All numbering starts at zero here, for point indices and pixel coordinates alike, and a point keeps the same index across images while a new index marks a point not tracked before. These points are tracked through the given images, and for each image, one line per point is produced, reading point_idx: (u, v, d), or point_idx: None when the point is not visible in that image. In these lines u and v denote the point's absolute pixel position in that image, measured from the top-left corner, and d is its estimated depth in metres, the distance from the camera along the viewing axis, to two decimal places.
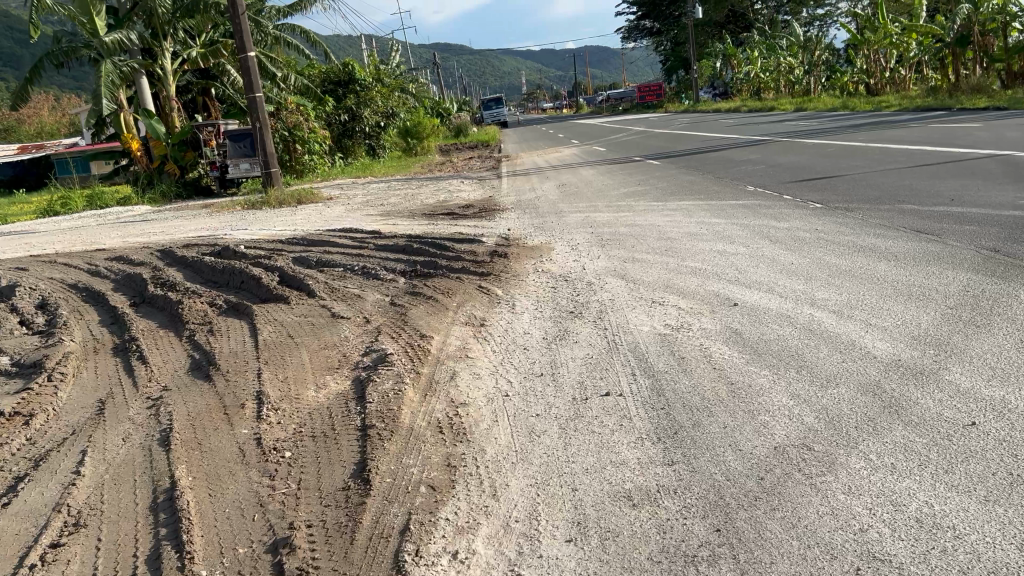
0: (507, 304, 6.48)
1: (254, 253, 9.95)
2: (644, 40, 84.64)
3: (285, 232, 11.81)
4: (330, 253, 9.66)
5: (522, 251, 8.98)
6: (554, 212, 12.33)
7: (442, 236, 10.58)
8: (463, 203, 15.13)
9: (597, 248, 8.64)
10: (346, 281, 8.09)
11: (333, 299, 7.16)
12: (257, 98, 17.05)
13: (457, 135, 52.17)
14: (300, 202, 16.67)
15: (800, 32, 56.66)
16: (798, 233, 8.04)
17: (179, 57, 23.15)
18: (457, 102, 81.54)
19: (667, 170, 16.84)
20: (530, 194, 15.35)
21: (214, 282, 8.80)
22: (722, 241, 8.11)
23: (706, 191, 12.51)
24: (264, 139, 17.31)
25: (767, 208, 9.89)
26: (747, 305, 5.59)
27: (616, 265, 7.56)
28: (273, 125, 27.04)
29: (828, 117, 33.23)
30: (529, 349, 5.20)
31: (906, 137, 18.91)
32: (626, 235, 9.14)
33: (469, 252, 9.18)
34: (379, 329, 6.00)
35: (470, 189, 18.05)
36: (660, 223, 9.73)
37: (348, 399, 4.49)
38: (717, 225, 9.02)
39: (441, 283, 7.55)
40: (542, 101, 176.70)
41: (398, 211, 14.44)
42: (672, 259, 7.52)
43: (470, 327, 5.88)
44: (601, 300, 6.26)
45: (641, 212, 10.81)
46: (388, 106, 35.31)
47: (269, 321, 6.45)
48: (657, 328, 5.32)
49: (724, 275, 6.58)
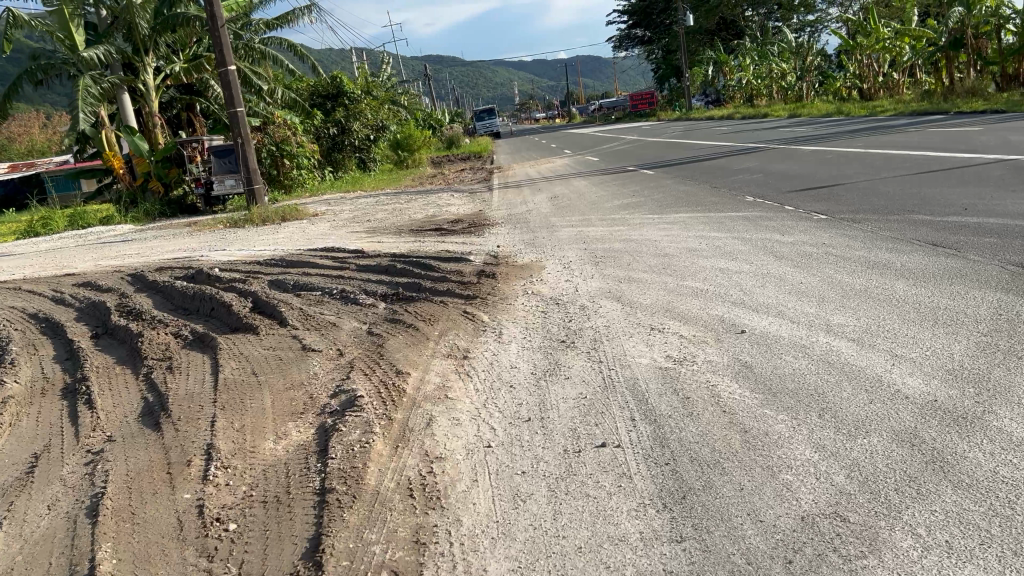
0: (493, 332, 5.95)
1: (228, 277, 9.42)
2: (635, 49, 84.48)
3: (264, 252, 11.28)
4: (308, 276, 9.12)
5: (512, 270, 8.46)
6: (546, 226, 11.83)
7: (428, 254, 10.06)
8: (452, 217, 14.63)
9: (591, 265, 8.13)
10: (323, 307, 7.57)
11: (307, 329, 6.63)
12: (238, 113, 16.55)
13: (450, 146, 51.74)
14: (284, 220, 16.14)
15: (791, 38, 56.39)
16: (805, 248, 7.52)
17: (162, 72, 22.65)
18: (450, 114, 81.12)
19: (662, 180, 16.35)
20: (522, 208, 14.85)
21: (183, 309, 8.27)
22: (724, 258, 7.60)
23: (703, 202, 12.03)
24: (247, 155, 16.78)
25: (769, 220, 9.39)
26: (755, 333, 5.06)
27: (611, 286, 7.05)
28: (259, 141, 26.57)
29: (822, 123, 32.85)
30: (515, 387, 4.66)
31: (906, 143, 18.47)
32: (621, 251, 8.63)
33: (455, 272, 8.66)
34: (352, 364, 5.46)
35: (461, 202, 17.56)
36: (656, 237, 9.22)
37: (308, 453, 3.96)
38: (717, 240, 8.53)
39: (424, 308, 7.02)
40: (535, 111, 176.59)
41: (385, 227, 13.92)
42: (671, 278, 7.00)
43: (453, 360, 5.35)
44: (595, 327, 5.73)
45: (637, 226, 10.32)
46: (378, 119, 34.86)
47: (234, 356, 5.91)
48: (657, 360, 4.78)
49: (727, 297, 6.06)
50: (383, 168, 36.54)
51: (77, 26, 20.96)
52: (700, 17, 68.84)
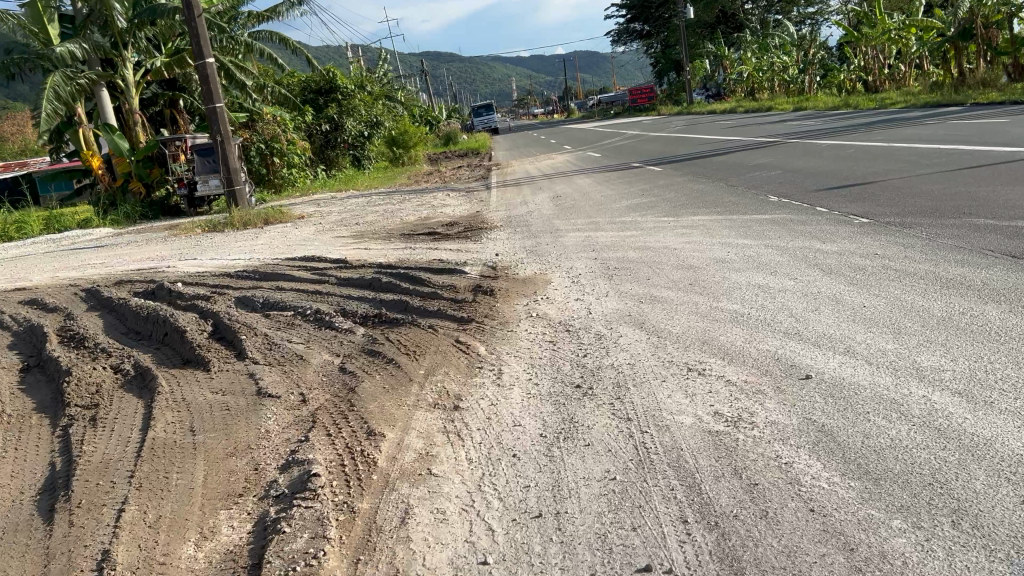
0: (493, 370, 4.85)
1: (192, 293, 8.32)
2: (634, 44, 83.30)
3: (238, 262, 10.18)
4: (282, 292, 8.02)
5: (513, 284, 7.35)
6: (549, 230, 10.72)
7: (419, 264, 8.96)
8: (447, 220, 13.53)
9: (604, 279, 7.03)
10: (293, 332, 6.47)
11: (269, 364, 5.52)
12: (217, 109, 15.42)
13: (447, 143, 50.62)
14: (267, 223, 15.03)
15: (794, 30, 55.18)
16: (855, 260, 6.42)
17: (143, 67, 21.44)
18: (447, 110, 79.93)
19: (671, 178, 15.23)
20: (523, 209, 13.75)
21: (135, 334, 7.17)
22: (759, 271, 6.51)
23: (722, 202, 10.95)
24: (226, 151, 15.63)
25: (804, 225, 8.29)
26: (824, 380, 3.96)
27: (630, 307, 5.96)
28: (248, 139, 25.53)
29: (832, 116, 31.65)
30: (520, 458, 3.57)
31: (929, 135, 17.35)
32: (637, 262, 7.54)
33: (448, 287, 7.55)
34: (314, 418, 4.35)
35: (457, 203, 16.45)
36: (676, 245, 8.13)
37: (237, 571, 2.87)
38: (748, 249, 7.46)
39: (410, 334, 5.91)
40: (533, 107, 175.23)
41: (374, 232, 12.81)
42: (702, 297, 5.90)
43: (441, 413, 4.24)
44: (618, 366, 4.62)
45: (653, 231, 9.23)
46: (372, 115, 33.78)
47: (173, 406, 4.80)
48: (702, 420, 3.69)
49: (775, 326, 4.96)
50: (378, 166, 35.40)
51: (51, 20, 19.88)
52: (700, 10, 67.62)
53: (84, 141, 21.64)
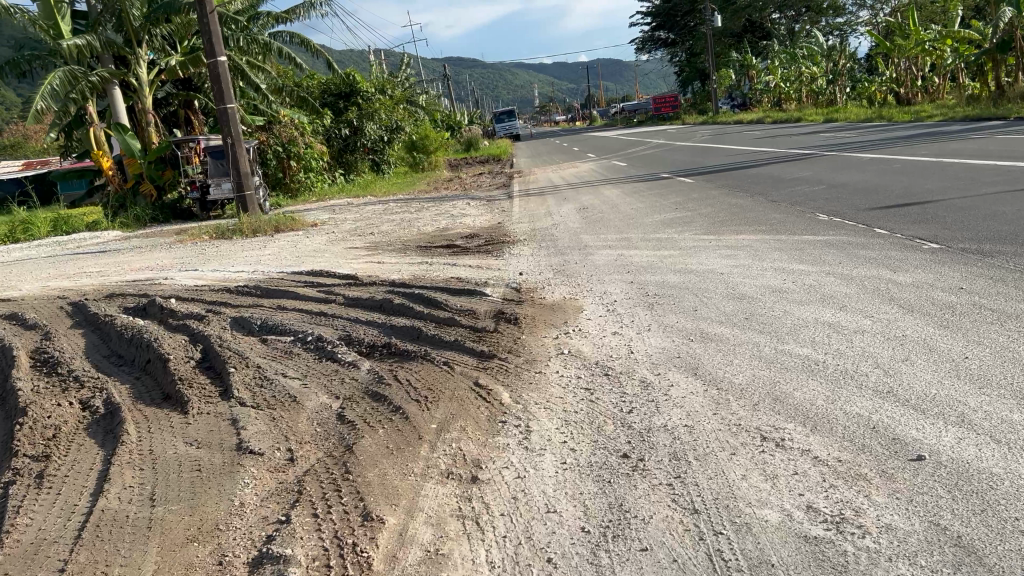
0: (520, 427, 4.03)
1: (185, 311, 7.56)
2: (659, 52, 82.47)
3: (240, 275, 9.42)
4: (284, 314, 7.26)
5: (540, 311, 6.53)
6: (577, 247, 9.90)
7: (437, 283, 8.18)
8: (467, 232, 12.74)
9: (644, 309, 6.20)
10: (289, 364, 5.69)
11: (255, 408, 4.72)
12: (229, 110, 14.73)
13: (468, 149, 49.98)
14: (277, 230, 14.30)
15: (823, 40, 54.14)
16: (936, 295, 5.55)
17: (158, 66, 20.87)
18: (469, 115, 79.36)
19: (704, 192, 14.37)
20: (547, 221, 12.93)
21: (115, 358, 6.42)
22: (824, 305, 5.67)
23: (766, 220, 10.10)
24: (237, 154, 14.93)
25: (864, 249, 7.43)
26: (943, 464, 3.11)
27: (678, 345, 5.15)
28: (265, 141, 24.94)
29: (867, 128, 30.66)
30: (557, 567, 2.74)
31: (977, 150, 16.38)
32: (679, 289, 6.72)
33: (467, 312, 6.76)
34: (300, 488, 3.55)
35: (477, 213, 15.67)
36: (722, 269, 7.29)
37: None
38: (807, 276, 6.63)
39: (423, 373, 5.09)
40: (555, 114, 174.52)
41: (389, 243, 12.04)
42: (763, 338, 5.06)
43: (456, 487, 3.42)
44: (672, 429, 3.79)
45: (693, 251, 8.40)
46: (393, 120, 33.16)
47: (134, 461, 4.01)
48: (793, 520, 2.85)
49: (861, 381, 4.11)
50: (397, 171, 34.71)
51: (64, 16, 19.32)
52: (727, 18, 66.70)
53: (94, 141, 21.12)
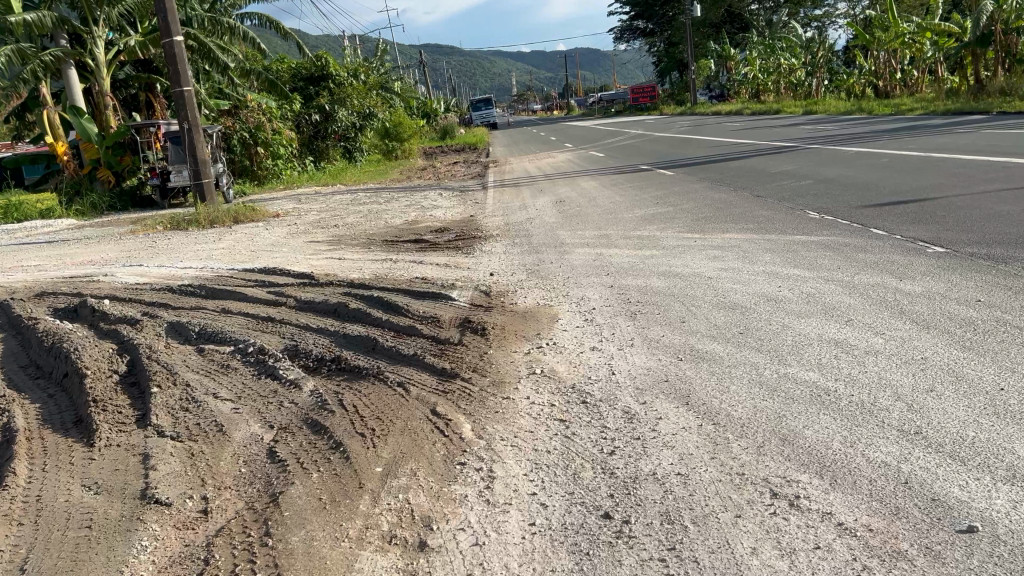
0: (482, 472, 3.38)
1: (118, 314, 6.83)
2: (637, 42, 81.94)
3: (187, 272, 8.68)
4: (228, 319, 6.55)
5: (511, 319, 5.87)
6: (552, 245, 9.24)
7: (400, 284, 7.50)
8: (437, 225, 12.05)
9: (626, 319, 5.57)
10: (224, 383, 5.00)
11: (173, 440, 4.04)
12: (186, 93, 13.87)
13: (444, 136, 49.15)
14: (236, 221, 13.54)
15: (801, 32, 53.84)
16: (951, 309, 4.97)
17: (116, 46, 19.92)
18: (446, 102, 78.36)
19: (686, 185, 13.76)
20: (522, 215, 12.27)
21: (31, 370, 5.69)
22: (827, 319, 5.06)
23: (754, 217, 9.50)
24: (193, 139, 14.05)
25: (863, 253, 6.83)
26: (1002, 542, 2.51)
27: (666, 365, 4.51)
28: (231, 126, 24.08)
29: (847, 120, 30.30)
30: None
31: (965, 145, 15.89)
32: (665, 296, 6.10)
33: (431, 319, 6.10)
34: (207, 556, 2.89)
35: (449, 204, 14.99)
36: (710, 273, 6.69)
37: None
38: (804, 282, 6.04)
39: (375, 396, 4.42)
40: (533, 102, 173.47)
41: (354, 237, 11.33)
42: (762, 358, 4.44)
43: (399, 558, 2.78)
44: (663, 479, 3.17)
45: (678, 252, 7.77)
46: (366, 106, 32.32)
47: (14, 513, 3.33)
48: None
49: (882, 418, 3.51)
50: (370, 159, 33.87)
51: None
52: (705, 8, 66.27)
53: (49, 129, 19.80)
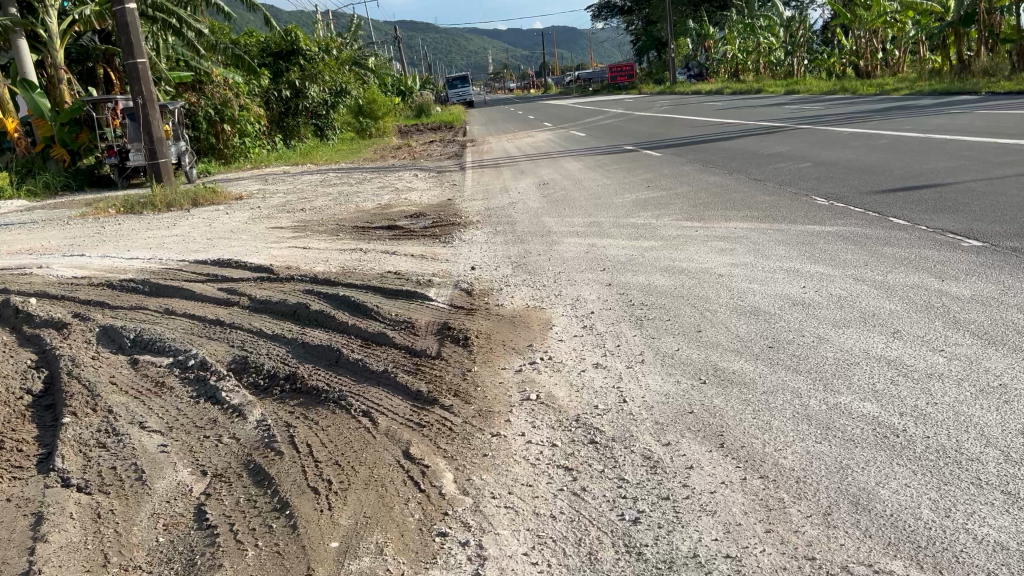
0: (467, 550, 2.60)
1: (44, 314, 5.96)
2: (615, 20, 80.83)
3: (131, 264, 7.79)
4: (170, 323, 5.71)
5: (498, 326, 5.07)
6: (537, 234, 8.43)
7: (369, 279, 6.69)
8: (412, 210, 11.19)
9: (631, 327, 4.78)
10: (154, 407, 4.18)
11: (79, 493, 3.23)
12: (140, 65, 12.81)
13: (419, 115, 47.99)
14: (195, 205, 12.61)
15: (781, 11, 53.09)
16: (1015, 319, 4.23)
17: (70, 15, 18.73)
18: (422, 79, 77.08)
19: (675, 168, 12.99)
20: (503, 199, 11.47)
21: None
22: (868, 329, 4.32)
23: (756, 204, 8.74)
24: (149, 115, 12.95)
25: (889, 246, 6.10)
26: None
27: (689, 391, 3.74)
28: (195, 103, 22.97)
29: (831, 100, 29.67)
30: None
31: (963, 127, 15.20)
32: (672, 298, 5.34)
33: (404, 324, 5.30)
34: None
35: (425, 186, 14.15)
36: (719, 270, 5.94)
37: None
38: (830, 282, 5.30)
39: (334, 432, 3.60)
40: (510, 81, 171.66)
41: (321, 223, 10.48)
42: (803, 382, 3.68)
43: None
44: (709, 566, 2.40)
45: (680, 244, 6.99)
46: (337, 82, 31.22)
47: None
48: None
49: (978, 473, 2.76)
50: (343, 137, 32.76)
51: None
52: None
53: None
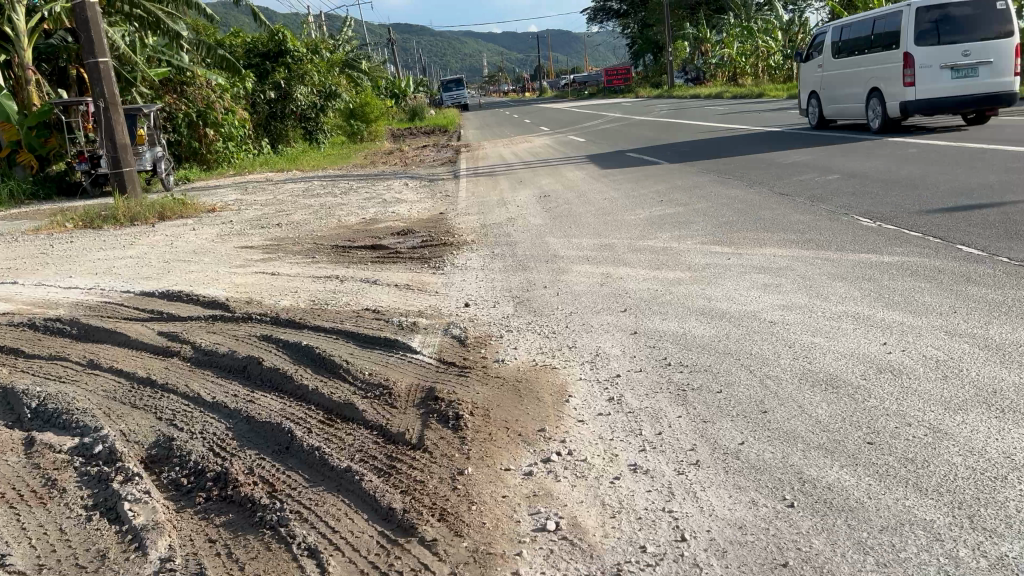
0: None
1: None
2: (611, 23, 79.81)
3: (67, 295, 6.66)
4: (88, 383, 4.59)
5: (498, 394, 3.97)
6: (541, 259, 7.33)
7: (342, 319, 5.60)
8: (400, 226, 10.09)
9: (673, 403, 3.68)
10: (27, 528, 3.06)
11: None
12: (102, 65, 11.61)
13: (412, 118, 46.87)
14: (162, 219, 11.46)
15: (781, 14, 52.11)
16: None
17: (39, 12, 17.57)
18: (416, 81, 75.99)
19: (688, 179, 11.90)
20: (502, 213, 10.37)
21: None
22: (997, 415, 3.23)
23: (792, 224, 7.67)
24: (111, 119, 11.77)
25: (974, 285, 5.02)
26: None
27: (773, 520, 2.65)
28: (175, 106, 21.83)
29: None
30: None
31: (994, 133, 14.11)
32: (718, 355, 4.25)
33: (380, 389, 4.20)
34: None
35: (415, 197, 13.06)
36: (768, 315, 4.86)
37: None
38: (916, 336, 4.22)
39: None
40: (505, 84, 170.58)
41: (298, 241, 9.38)
42: (938, 513, 2.59)
43: None
44: None
45: (712, 277, 5.91)
46: (327, 85, 30.11)
47: None
48: None
49: None
50: (333, 141, 31.60)
51: None
52: None
53: None
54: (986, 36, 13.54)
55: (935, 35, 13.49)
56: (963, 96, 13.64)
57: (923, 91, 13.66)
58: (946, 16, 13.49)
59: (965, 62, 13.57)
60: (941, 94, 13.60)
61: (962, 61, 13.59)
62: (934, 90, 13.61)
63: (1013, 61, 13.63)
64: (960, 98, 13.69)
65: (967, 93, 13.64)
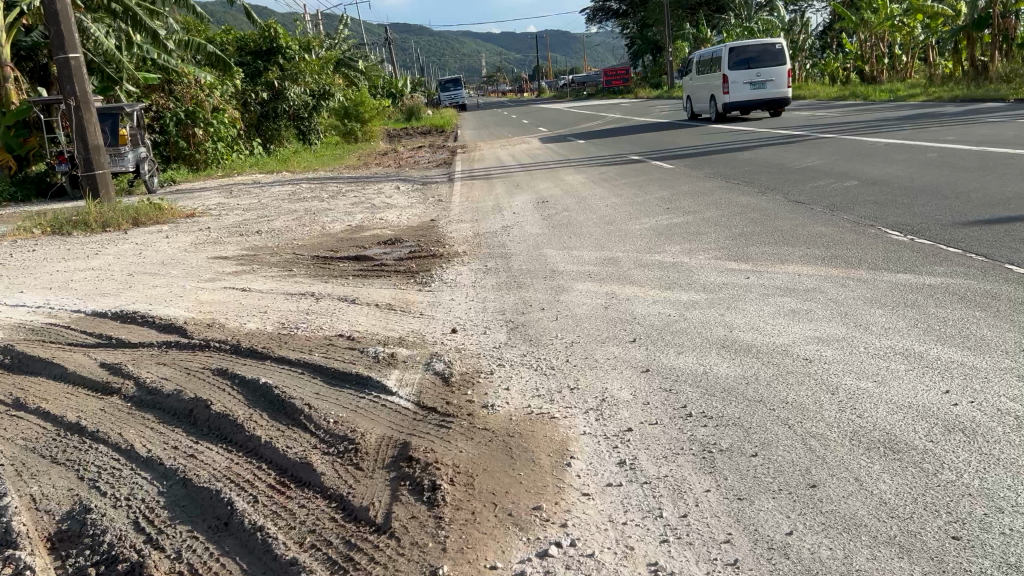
0: None
1: None
2: (611, 23, 79.11)
3: (10, 315, 6.00)
4: (7, 431, 3.92)
5: (484, 450, 3.31)
6: (538, 275, 6.66)
7: (311, 346, 4.94)
8: (388, 234, 9.41)
9: (699, 470, 3.03)
10: None
11: None
12: (72, 61, 10.92)
13: (409, 118, 46.17)
14: (136, 225, 10.74)
15: (783, 14, 51.35)
16: None
17: (16, 6, 16.81)
18: (413, 81, 75.27)
19: (694, 184, 11.24)
20: (497, 221, 9.71)
21: None
22: None
23: (813, 236, 7.01)
24: (83, 119, 11.05)
25: None
26: None
27: None
28: (161, 105, 21.13)
29: (845, 107, 27.95)
30: None
31: (1014, 136, 13.46)
32: (749, 404, 3.58)
33: (344, 442, 3.53)
34: None
35: (406, 201, 12.38)
36: (802, 351, 4.18)
37: None
38: (985, 384, 3.54)
39: None
40: (504, 84, 169.90)
41: (277, 250, 8.71)
42: None
43: None
44: None
45: (731, 300, 5.25)
46: (320, 84, 29.41)
47: None
48: None
49: None
50: (327, 141, 30.91)
51: None
52: None
53: None
54: (774, 64, 20.96)
55: (745, 65, 20.90)
56: (756, 101, 21.16)
57: (732, 100, 21.50)
58: (750, 53, 21.07)
59: (761, 81, 21.13)
60: (745, 100, 21.34)
61: (757, 80, 21.18)
62: (737, 100, 21.38)
63: (786, 79, 21.33)
64: (759, 101, 21.16)
65: (761, 100, 21.24)
